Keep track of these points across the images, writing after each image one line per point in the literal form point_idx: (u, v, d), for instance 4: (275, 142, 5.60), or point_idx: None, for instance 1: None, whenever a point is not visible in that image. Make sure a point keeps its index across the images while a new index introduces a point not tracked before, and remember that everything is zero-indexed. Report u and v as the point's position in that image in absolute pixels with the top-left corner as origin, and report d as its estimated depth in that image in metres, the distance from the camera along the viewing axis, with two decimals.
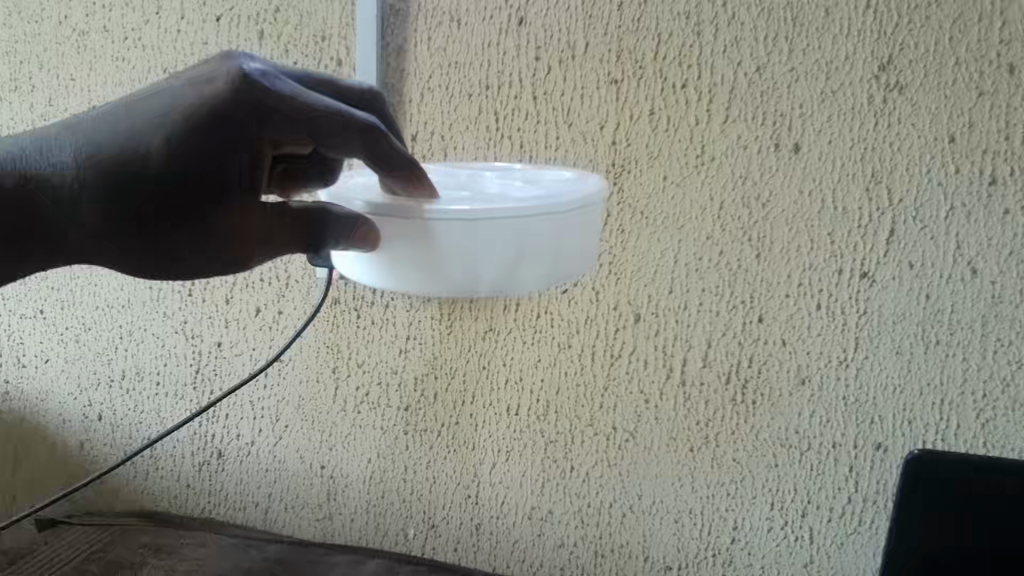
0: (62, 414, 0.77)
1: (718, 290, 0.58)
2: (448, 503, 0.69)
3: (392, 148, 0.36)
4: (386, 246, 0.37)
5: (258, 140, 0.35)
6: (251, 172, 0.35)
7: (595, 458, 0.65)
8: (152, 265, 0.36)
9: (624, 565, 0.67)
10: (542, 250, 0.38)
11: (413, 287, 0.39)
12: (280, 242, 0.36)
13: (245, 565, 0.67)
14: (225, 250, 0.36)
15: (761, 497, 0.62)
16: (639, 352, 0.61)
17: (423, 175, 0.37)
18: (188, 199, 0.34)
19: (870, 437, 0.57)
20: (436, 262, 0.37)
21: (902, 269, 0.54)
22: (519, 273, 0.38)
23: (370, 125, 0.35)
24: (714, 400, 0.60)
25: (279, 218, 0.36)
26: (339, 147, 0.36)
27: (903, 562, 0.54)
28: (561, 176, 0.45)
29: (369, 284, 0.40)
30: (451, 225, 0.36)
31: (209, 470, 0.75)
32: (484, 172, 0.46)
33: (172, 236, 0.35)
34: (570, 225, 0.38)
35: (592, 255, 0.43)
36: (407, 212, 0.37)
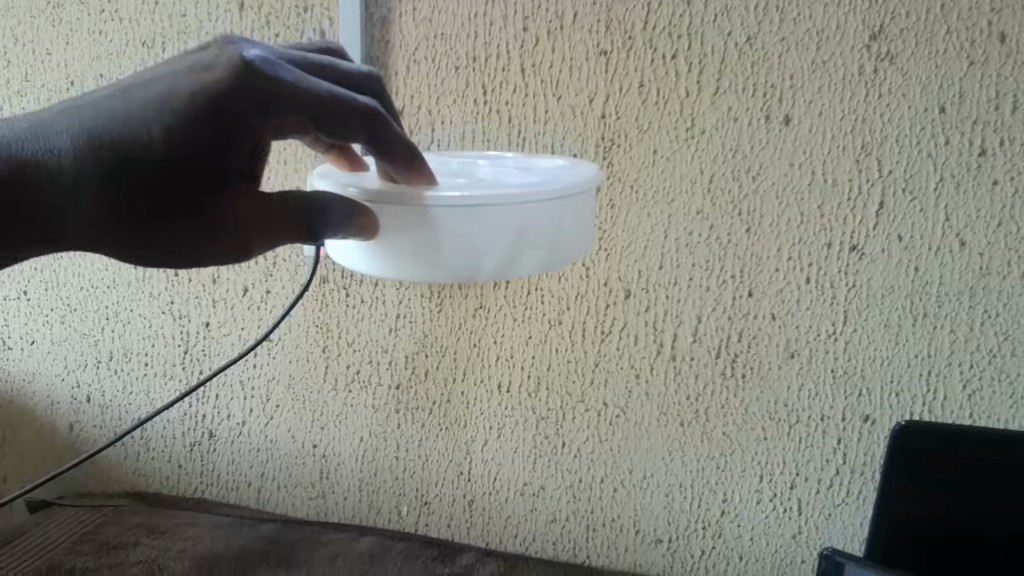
0: (49, 395, 0.76)
1: (708, 265, 0.58)
2: (441, 480, 0.70)
3: (394, 133, 0.37)
4: (386, 234, 0.38)
5: (260, 128, 0.34)
6: (252, 159, 0.34)
7: (587, 434, 0.65)
8: (148, 258, 0.35)
9: (616, 538, 0.68)
10: (540, 234, 0.39)
11: (411, 275, 0.39)
12: (280, 233, 0.35)
13: (239, 543, 0.67)
14: (223, 242, 0.35)
15: (750, 470, 0.62)
16: (630, 328, 0.61)
17: (423, 164, 0.38)
18: (188, 190, 0.33)
19: (858, 409, 0.58)
20: (434, 249, 0.38)
21: (891, 242, 0.54)
22: (518, 258, 0.39)
23: (373, 110, 0.36)
24: (704, 374, 0.61)
25: (280, 208, 0.35)
26: (339, 133, 0.35)
27: (880, 531, 0.55)
28: (551, 163, 0.46)
29: (365, 271, 0.41)
30: (452, 212, 0.37)
31: (200, 451, 0.74)
32: (475, 159, 0.46)
33: (171, 228, 0.34)
34: (565, 210, 0.39)
35: (586, 241, 0.44)
36: (405, 201, 0.37)
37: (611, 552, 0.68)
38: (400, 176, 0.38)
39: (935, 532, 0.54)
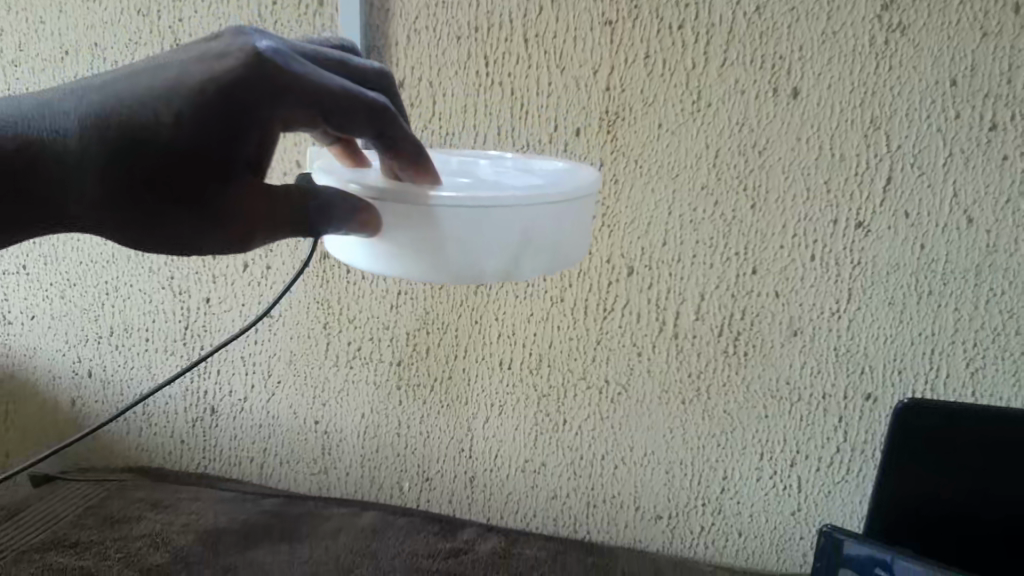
0: (50, 370, 0.76)
1: (712, 242, 0.57)
2: (442, 456, 0.70)
3: (402, 129, 0.36)
4: (388, 231, 0.38)
5: (269, 119, 0.33)
6: (260, 150, 0.34)
7: (588, 412, 0.66)
8: (149, 243, 0.35)
9: (616, 515, 0.68)
10: (542, 237, 0.39)
11: (411, 274, 0.39)
12: (284, 227, 0.35)
13: (242, 517, 0.68)
14: (227, 232, 0.34)
15: (750, 447, 0.63)
16: (632, 306, 0.61)
17: (428, 163, 0.38)
18: (192, 178, 0.33)
19: (860, 387, 0.58)
20: (437, 248, 0.38)
21: (898, 218, 0.53)
22: (520, 260, 0.39)
23: (381, 107, 0.35)
24: (706, 352, 0.60)
25: (285, 203, 0.35)
26: (350, 127, 0.35)
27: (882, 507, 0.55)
28: (553, 166, 0.46)
29: (365, 270, 0.40)
30: (457, 211, 0.36)
31: (202, 426, 0.75)
32: (476, 160, 0.46)
33: (174, 214, 0.34)
34: (569, 213, 0.39)
35: (585, 243, 0.44)
36: (410, 198, 0.37)
37: (611, 527, 0.69)
38: (404, 174, 0.37)
39: (936, 507, 0.54)
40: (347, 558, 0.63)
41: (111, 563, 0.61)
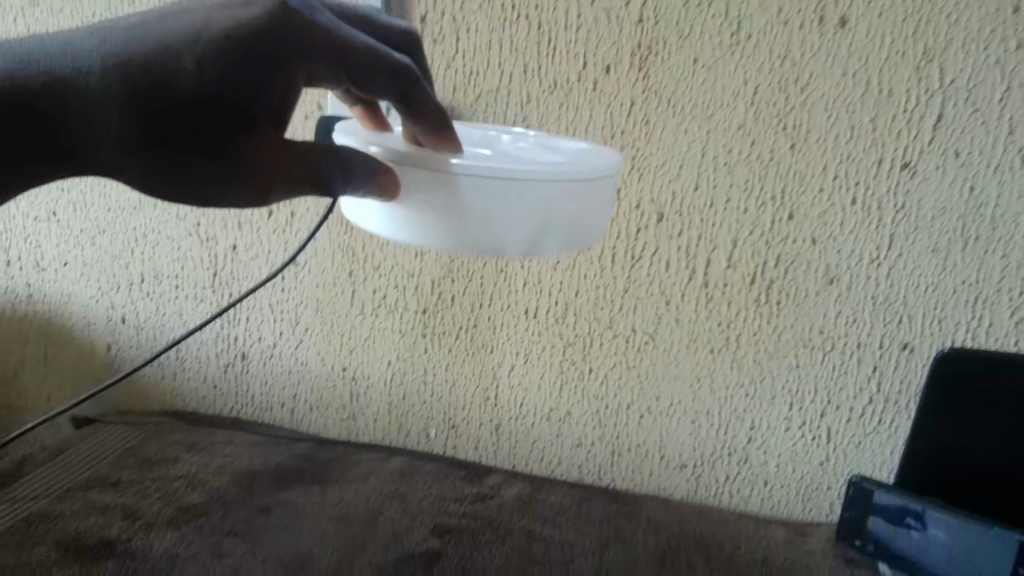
0: (84, 316, 0.77)
1: (747, 185, 0.55)
2: (468, 404, 0.71)
3: (423, 92, 0.39)
4: (406, 197, 0.39)
5: (295, 71, 0.35)
6: (283, 102, 0.35)
7: (615, 360, 0.65)
8: (167, 191, 0.36)
9: (641, 463, 0.68)
10: (557, 216, 0.40)
11: (426, 240, 0.41)
12: (303, 181, 0.36)
13: (275, 460, 0.70)
14: (246, 184, 0.35)
15: (780, 398, 0.62)
16: (662, 253, 0.59)
17: (451, 134, 0.40)
18: (215, 128, 0.34)
19: (896, 337, 0.56)
20: (453, 217, 0.39)
21: (947, 158, 0.50)
22: (532, 236, 0.40)
23: (404, 69, 0.38)
24: (737, 301, 0.59)
25: (306, 158, 0.36)
26: (371, 84, 0.38)
27: (916, 453, 0.56)
28: (579, 145, 0.47)
29: (386, 236, 0.42)
30: (476, 181, 0.38)
31: (234, 371, 0.76)
32: (502, 136, 0.48)
33: (195, 163, 0.35)
34: (585, 195, 0.40)
35: (604, 226, 0.44)
36: (429, 165, 0.38)
37: (636, 475, 0.69)
38: (428, 142, 0.40)
39: (980, 457, 0.53)
40: (376, 500, 0.65)
41: (151, 501, 0.63)
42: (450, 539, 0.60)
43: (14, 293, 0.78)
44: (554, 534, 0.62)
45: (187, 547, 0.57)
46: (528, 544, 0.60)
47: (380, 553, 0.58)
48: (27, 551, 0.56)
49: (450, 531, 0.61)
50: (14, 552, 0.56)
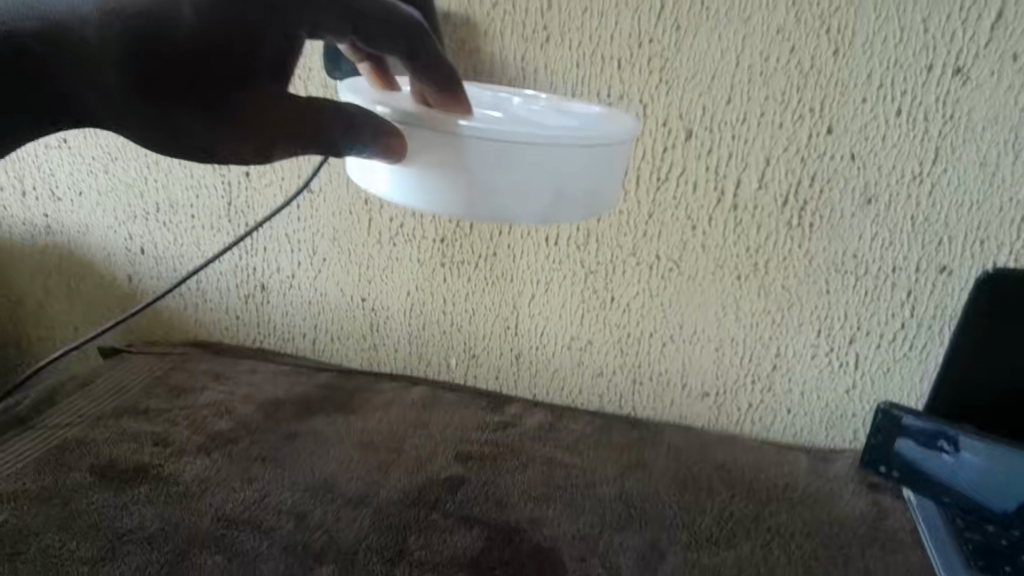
0: (104, 248, 0.78)
1: (784, 97, 0.54)
2: (488, 334, 0.70)
3: (432, 50, 0.38)
4: (415, 159, 0.40)
5: (295, 25, 0.35)
6: (283, 58, 0.35)
7: (637, 289, 0.64)
8: (163, 144, 0.36)
9: (663, 392, 0.68)
10: (562, 179, 0.41)
11: (435, 205, 0.42)
12: (300, 136, 0.36)
13: (299, 390, 0.70)
14: (243, 139, 0.35)
15: (807, 323, 0.61)
16: (688, 174, 0.58)
17: (460, 93, 0.40)
18: (211, 81, 0.34)
19: (934, 260, 0.55)
20: (461, 178, 0.40)
21: (1003, 62, 0.49)
22: (538, 199, 0.41)
23: (414, 24, 0.37)
24: (767, 224, 0.58)
25: (303, 113, 0.35)
26: (380, 38, 0.36)
27: (950, 376, 0.57)
28: (587, 114, 0.49)
29: (392, 199, 0.43)
30: (486, 144, 0.40)
31: (254, 302, 0.76)
32: (509, 104, 0.49)
33: (191, 116, 0.34)
34: (593, 159, 0.42)
35: (613, 193, 0.45)
36: (438, 126, 0.39)
37: (656, 405, 0.69)
38: (435, 101, 0.40)
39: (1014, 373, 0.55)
40: (399, 428, 0.65)
41: (180, 428, 0.64)
42: (473, 465, 0.61)
43: (33, 225, 0.78)
44: (576, 461, 0.62)
45: (217, 471, 0.59)
46: (550, 471, 0.61)
47: (404, 478, 0.59)
48: (64, 474, 0.57)
49: (473, 458, 0.62)
50: (51, 475, 0.57)
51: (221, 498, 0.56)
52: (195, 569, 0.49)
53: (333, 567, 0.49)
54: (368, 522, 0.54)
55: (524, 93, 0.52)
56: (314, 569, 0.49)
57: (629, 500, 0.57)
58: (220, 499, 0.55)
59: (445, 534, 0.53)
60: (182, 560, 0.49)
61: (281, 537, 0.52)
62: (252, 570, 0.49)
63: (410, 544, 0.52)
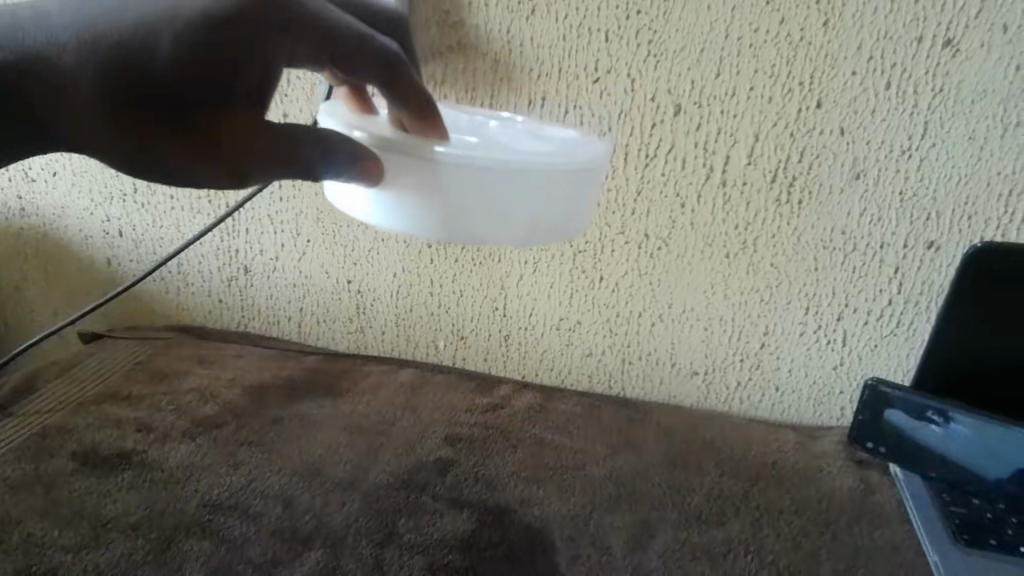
0: (81, 230, 0.76)
1: (772, 71, 0.53)
2: (476, 316, 0.70)
3: (405, 76, 0.40)
4: (392, 183, 0.42)
5: (275, 56, 0.37)
6: (260, 86, 0.37)
7: (626, 268, 0.63)
8: (141, 168, 0.37)
9: (652, 371, 0.68)
10: (535, 203, 0.43)
11: (412, 226, 0.44)
12: (273, 162, 0.37)
13: (286, 374, 0.70)
14: (218, 165, 0.37)
15: (796, 301, 0.61)
16: (677, 150, 0.57)
17: (437, 119, 0.42)
18: (190, 111, 0.35)
19: (922, 236, 0.56)
20: (437, 202, 0.42)
21: (993, 33, 0.49)
22: (511, 222, 0.43)
23: (387, 52, 0.40)
24: (756, 201, 0.57)
25: (276, 140, 0.37)
26: (354, 66, 0.39)
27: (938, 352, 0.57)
28: (565, 134, 0.50)
29: (371, 221, 0.45)
30: (462, 170, 0.41)
31: (238, 286, 0.75)
32: (489, 126, 0.50)
33: (170, 143, 0.36)
34: (565, 183, 0.43)
35: (586, 213, 0.47)
36: (414, 152, 0.41)
37: (645, 384, 0.68)
38: (413, 126, 0.42)
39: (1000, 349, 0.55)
40: (388, 411, 0.65)
41: (164, 413, 0.63)
42: (462, 447, 0.60)
43: (7, 208, 0.77)
44: (565, 441, 0.62)
45: (202, 457, 0.58)
46: (539, 452, 0.60)
47: (393, 461, 0.58)
48: (45, 461, 0.56)
49: (463, 441, 0.61)
50: (32, 463, 0.56)
51: (207, 483, 0.55)
52: (181, 555, 0.48)
53: (322, 551, 0.49)
54: (357, 506, 0.53)
55: (501, 115, 0.54)
56: (302, 552, 0.49)
57: (619, 480, 0.57)
58: (205, 485, 0.55)
59: (434, 516, 0.53)
60: (168, 547, 0.49)
61: (268, 522, 0.51)
62: (238, 555, 0.48)
63: (400, 527, 0.51)
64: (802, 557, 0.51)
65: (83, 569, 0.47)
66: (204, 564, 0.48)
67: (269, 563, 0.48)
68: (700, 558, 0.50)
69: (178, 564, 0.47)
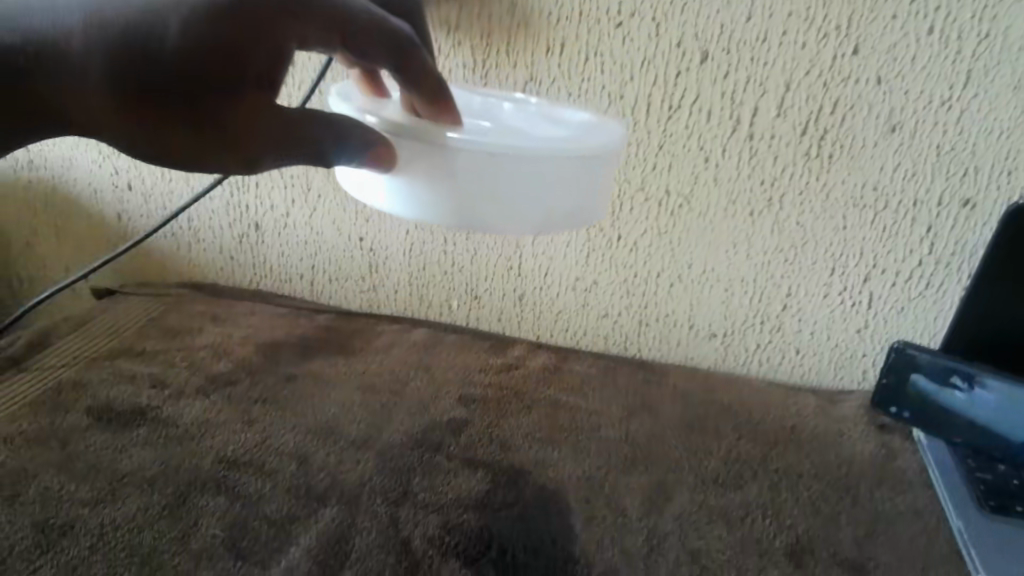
0: (89, 184, 0.75)
1: (808, 14, 0.51)
2: (490, 275, 0.68)
3: (418, 61, 0.41)
4: (405, 168, 0.42)
5: (283, 39, 0.37)
6: (269, 69, 0.37)
7: (645, 227, 0.61)
8: (154, 152, 0.38)
9: (669, 333, 0.66)
10: (546, 190, 0.43)
11: (423, 212, 0.44)
12: (287, 147, 0.38)
13: (298, 332, 0.69)
14: (232, 150, 0.37)
15: (820, 263, 0.59)
16: (702, 102, 0.55)
17: (449, 103, 0.43)
18: (201, 99, 0.36)
19: (958, 193, 0.54)
20: (448, 188, 0.43)
21: None
22: (522, 209, 0.43)
23: (401, 39, 0.41)
24: (784, 155, 0.55)
25: (290, 126, 0.38)
26: (369, 54, 0.41)
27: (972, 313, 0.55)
28: (579, 121, 0.50)
29: (385, 209, 0.45)
30: (473, 158, 0.41)
31: (249, 242, 0.74)
32: (504, 113, 0.50)
33: (181, 129, 0.36)
34: (577, 170, 0.43)
35: (601, 202, 0.47)
36: (426, 137, 0.41)
37: (662, 347, 0.67)
38: (426, 110, 0.42)
39: None
40: (401, 370, 0.64)
41: (177, 370, 0.63)
42: (477, 407, 0.60)
43: (14, 160, 0.75)
44: (580, 403, 0.61)
45: (216, 413, 0.58)
46: (554, 413, 0.59)
47: (406, 421, 0.58)
48: (60, 415, 0.56)
49: (477, 401, 0.61)
50: (47, 418, 0.56)
51: (222, 439, 0.55)
52: (196, 510, 0.48)
53: (337, 508, 0.49)
54: (372, 464, 0.53)
55: (516, 97, 0.53)
56: (317, 509, 0.49)
57: (635, 442, 0.57)
58: (219, 441, 0.54)
59: (449, 476, 0.52)
60: (183, 501, 0.49)
61: (282, 479, 0.51)
62: (253, 510, 0.48)
63: (414, 486, 0.51)
64: (822, 521, 0.50)
65: (100, 523, 0.47)
66: (220, 519, 0.47)
67: (284, 519, 0.48)
68: (718, 521, 0.49)
69: (194, 519, 0.47)
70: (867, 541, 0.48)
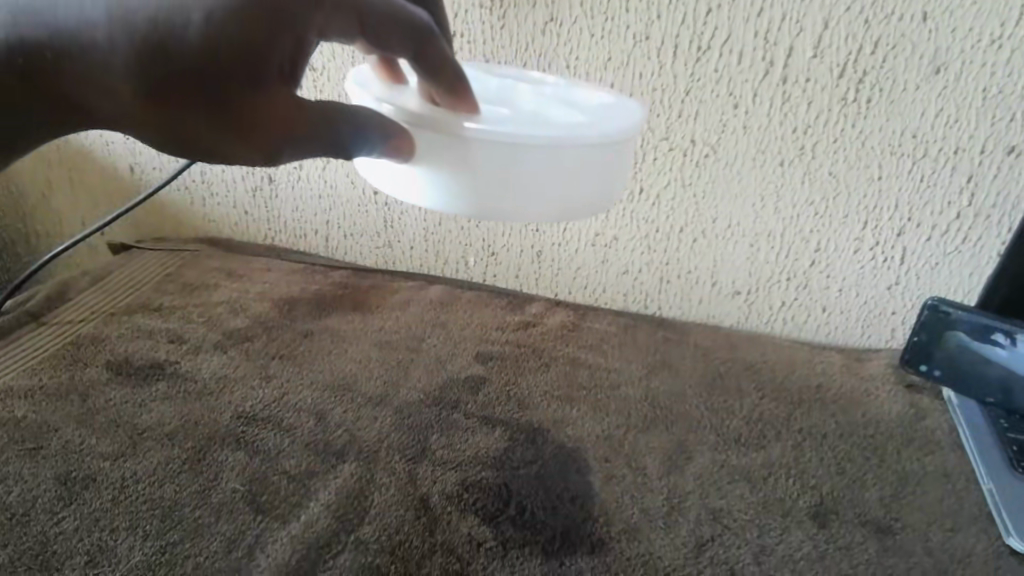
0: (101, 136, 0.73)
1: None
2: (508, 230, 0.67)
3: (439, 49, 0.38)
4: (423, 159, 0.40)
5: (303, 25, 0.34)
6: (292, 57, 0.33)
7: (669, 179, 0.59)
8: (166, 144, 0.34)
9: (691, 291, 0.64)
10: (569, 178, 0.40)
11: (442, 204, 0.41)
12: (308, 141, 0.35)
13: (314, 289, 0.68)
14: (247, 144, 0.34)
15: (853, 216, 0.56)
16: (734, 42, 0.52)
17: (467, 90, 0.39)
18: (219, 87, 0.32)
19: (1004, 139, 0.51)
20: (468, 178, 0.40)
21: None
22: (544, 199, 0.41)
23: (422, 27, 0.38)
24: (819, 100, 0.53)
25: (313, 117, 0.34)
26: (388, 44, 0.38)
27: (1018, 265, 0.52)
28: (598, 100, 0.46)
29: (402, 198, 0.43)
30: (494, 148, 0.39)
31: (263, 197, 0.73)
32: (516, 91, 0.47)
33: (196, 119, 0.33)
34: (600, 156, 0.40)
35: (622, 184, 0.44)
36: (445, 125, 0.38)
37: (683, 304, 0.65)
38: (445, 98, 0.39)
39: None
40: (417, 327, 0.63)
41: (195, 325, 0.62)
42: (494, 365, 0.59)
43: None
44: (599, 361, 0.60)
45: (234, 368, 0.57)
46: (573, 371, 0.58)
47: (424, 378, 0.57)
48: (80, 369, 0.56)
49: (494, 359, 0.60)
50: (67, 372, 0.56)
51: (240, 395, 0.54)
52: (215, 464, 0.48)
53: (355, 464, 0.48)
54: (389, 421, 0.52)
55: (530, 76, 0.49)
56: (336, 465, 0.48)
57: (655, 400, 0.56)
58: (238, 396, 0.54)
59: (467, 434, 0.52)
60: (202, 456, 0.49)
61: (301, 434, 0.51)
62: (272, 465, 0.48)
63: (433, 442, 0.51)
64: (848, 482, 0.49)
65: (121, 476, 0.47)
66: (239, 474, 0.47)
67: (303, 475, 0.48)
68: (740, 481, 0.48)
69: (214, 473, 0.47)
70: (893, 502, 0.47)
